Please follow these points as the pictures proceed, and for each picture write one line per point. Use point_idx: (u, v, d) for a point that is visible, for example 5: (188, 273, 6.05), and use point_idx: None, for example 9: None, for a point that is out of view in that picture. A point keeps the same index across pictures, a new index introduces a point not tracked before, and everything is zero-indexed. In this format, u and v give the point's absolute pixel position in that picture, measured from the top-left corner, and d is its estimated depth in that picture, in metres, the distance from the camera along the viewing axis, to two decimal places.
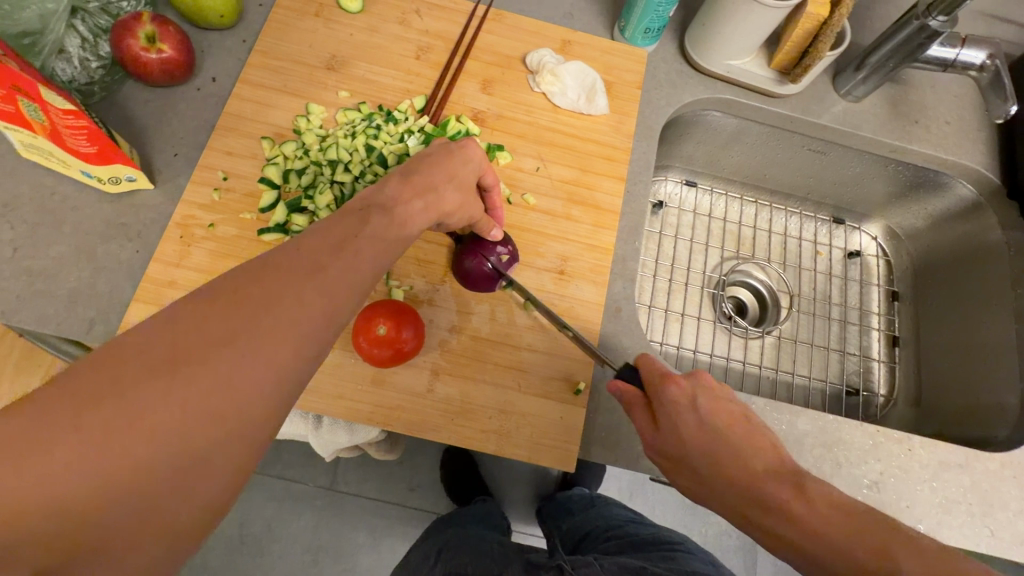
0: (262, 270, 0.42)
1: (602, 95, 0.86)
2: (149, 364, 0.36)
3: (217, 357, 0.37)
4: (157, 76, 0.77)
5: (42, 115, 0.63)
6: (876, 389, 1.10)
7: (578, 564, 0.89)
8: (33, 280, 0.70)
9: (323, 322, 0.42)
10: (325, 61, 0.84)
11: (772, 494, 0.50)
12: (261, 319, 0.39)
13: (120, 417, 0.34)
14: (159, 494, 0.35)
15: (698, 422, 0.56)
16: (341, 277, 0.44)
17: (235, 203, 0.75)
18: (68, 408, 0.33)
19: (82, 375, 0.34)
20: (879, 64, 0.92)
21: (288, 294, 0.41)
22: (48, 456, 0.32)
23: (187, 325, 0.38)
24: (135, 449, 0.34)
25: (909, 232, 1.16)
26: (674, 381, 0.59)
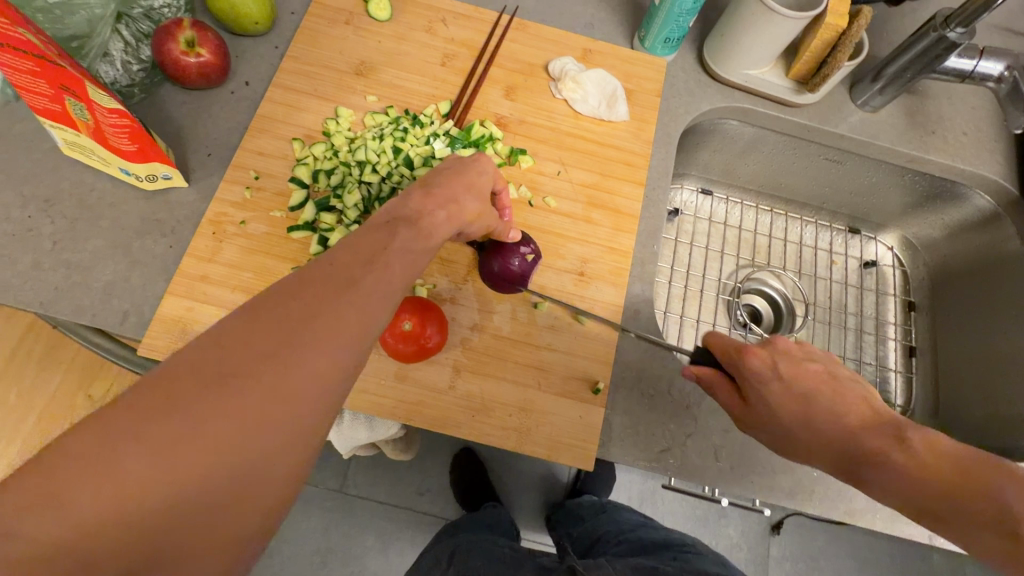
0: (301, 285, 0.44)
1: (623, 102, 0.88)
2: (203, 378, 0.38)
3: (267, 366, 0.40)
4: (194, 79, 0.80)
5: (88, 113, 0.66)
6: (893, 399, 1.09)
7: (590, 564, 0.90)
8: (71, 273, 0.73)
9: (359, 329, 0.44)
10: (354, 67, 0.86)
11: (873, 448, 0.52)
12: (305, 330, 0.42)
13: (180, 427, 0.36)
14: (217, 500, 0.38)
15: (790, 394, 0.57)
16: (374, 287, 0.46)
17: (266, 202, 0.78)
18: (136, 420, 0.36)
19: (147, 389, 0.37)
20: (895, 75, 0.93)
21: (327, 306, 0.43)
22: (119, 468, 0.35)
23: (238, 339, 0.40)
24: (194, 459, 0.36)
25: (925, 242, 1.16)
26: (754, 354, 0.59)
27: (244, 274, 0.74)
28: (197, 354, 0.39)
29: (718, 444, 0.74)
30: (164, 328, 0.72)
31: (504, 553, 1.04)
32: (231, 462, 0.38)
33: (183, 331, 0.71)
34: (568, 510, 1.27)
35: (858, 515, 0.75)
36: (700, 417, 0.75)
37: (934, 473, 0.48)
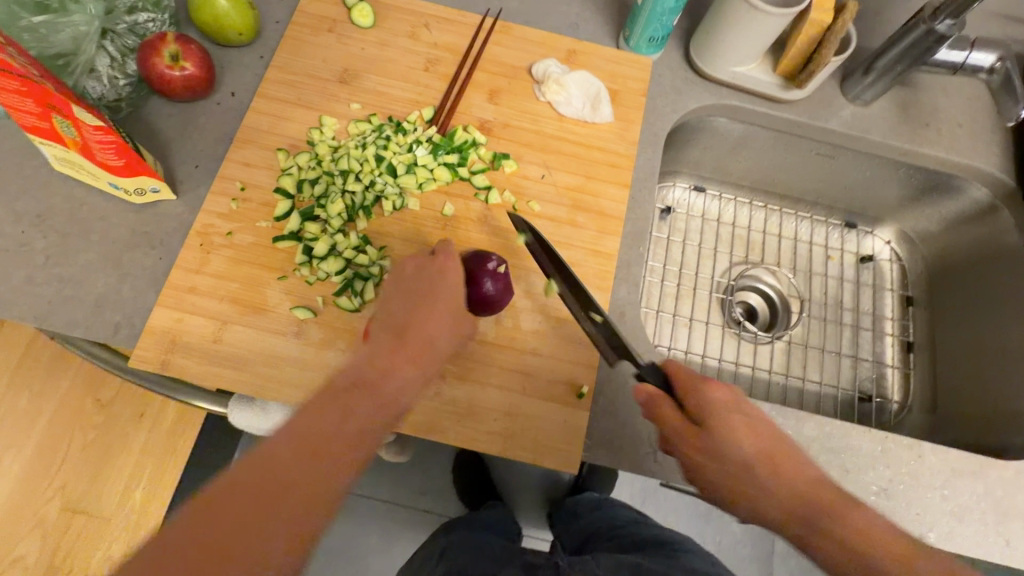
0: (329, 398, 0.58)
1: (607, 104, 0.87)
2: (299, 446, 0.53)
3: (298, 470, 0.52)
4: (179, 92, 0.81)
5: (74, 131, 0.67)
6: (890, 395, 1.08)
7: (575, 561, 0.93)
8: (63, 286, 0.74)
9: (383, 425, 0.61)
10: (338, 74, 0.87)
11: (806, 503, 0.59)
12: (321, 455, 0.54)
13: (277, 491, 0.50)
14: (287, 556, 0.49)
15: (747, 427, 0.64)
16: (394, 390, 0.62)
17: (252, 212, 0.79)
18: (246, 491, 0.49)
19: (250, 467, 0.50)
20: (886, 69, 0.92)
21: (353, 416, 0.57)
22: (235, 535, 0.47)
23: (323, 407, 0.57)
24: (282, 523, 0.49)
25: (922, 236, 1.14)
26: (717, 390, 0.66)
27: (231, 285, 0.75)
28: (293, 426, 0.54)
29: None
30: (154, 340, 0.73)
31: (496, 552, 1.04)
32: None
33: (172, 342, 0.72)
34: (566, 510, 1.26)
35: None
36: None
37: (878, 534, 0.55)
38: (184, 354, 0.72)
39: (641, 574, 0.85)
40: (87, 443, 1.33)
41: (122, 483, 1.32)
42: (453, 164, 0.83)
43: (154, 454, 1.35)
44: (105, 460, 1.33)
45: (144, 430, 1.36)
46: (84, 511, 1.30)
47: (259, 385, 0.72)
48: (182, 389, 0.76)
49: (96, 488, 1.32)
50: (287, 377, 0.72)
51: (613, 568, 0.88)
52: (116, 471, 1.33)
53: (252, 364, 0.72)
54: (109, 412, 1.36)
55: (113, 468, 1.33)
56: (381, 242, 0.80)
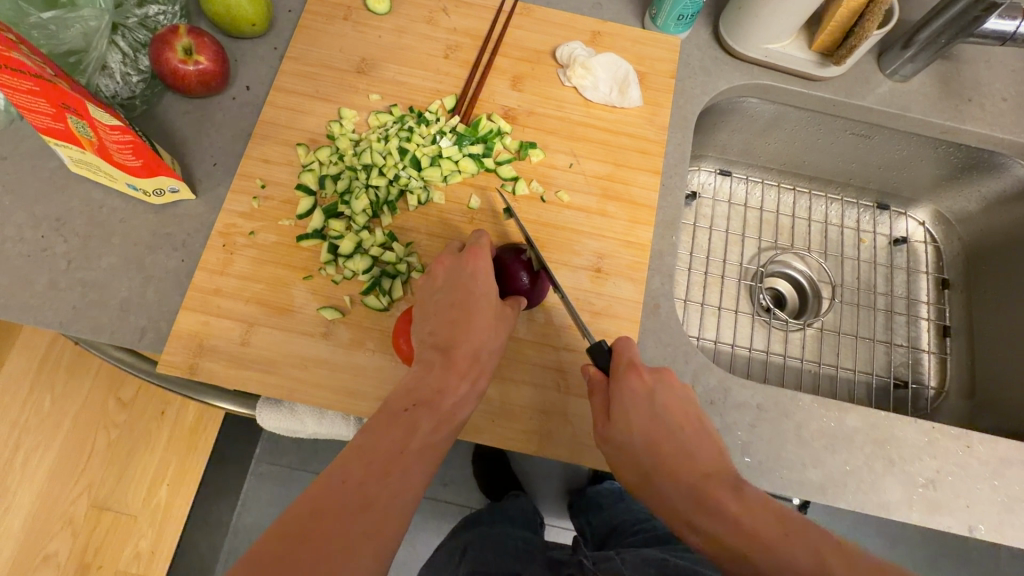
0: (391, 418, 0.59)
1: (636, 87, 0.84)
2: (370, 462, 0.55)
3: (369, 483, 0.53)
4: (194, 88, 0.78)
5: (90, 131, 0.65)
6: (926, 380, 1.05)
7: (599, 561, 0.90)
8: (87, 291, 0.73)
9: (445, 440, 0.61)
10: (355, 64, 0.84)
11: (710, 491, 0.58)
12: (388, 475, 0.54)
13: (353, 501, 0.52)
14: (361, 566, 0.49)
15: (653, 417, 0.63)
16: (451, 404, 0.62)
17: (274, 210, 0.76)
18: (324, 500, 0.51)
19: (328, 481, 0.53)
20: (929, 41, 0.87)
21: (414, 433, 0.58)
22: (314, 541, 0.48)
23: (390, 423, 0.58)
24: (355, 533, 0.50)
25: (959, 217, 1.10)
26: (637, 373, 0.65)
27: (256, 286, 0.73)
28: (363, 443, 0.56)
29: (743, 440, 0.73)
30: (181, 344, 0.71)
31: (515, 549, 1.02)
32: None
33: (199, 346, 0.71)
34: (586, 499, 1.25)
35: (892, 508, 0.72)
36: (723, 413, 0.74)
37: (763, 528, 0.53)
38: (212, 357, 0.71)
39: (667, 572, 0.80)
40: (111, 441, 1.34)
41: (147, 480, 1.33)
42: (478, 154, 0.80)
43: (177, 450, 1.35)
44: (130, 458, 1.34)
45: (166, 428, 1.36)
46: (112, 507, 1.31)
47: (290, 387, 0.70)
48: (211, 392, 0.75)
49: (122, 485, 1.32)
50: (317, 379, 0.71)
51: (637, 566, 0.83)
52: (141, 468, 1.33)
53: (281, 366, 0.71)
54: (132, 410, 1.36)
55: (138, 465, 1.33)
56: (407, 237, 0.77)
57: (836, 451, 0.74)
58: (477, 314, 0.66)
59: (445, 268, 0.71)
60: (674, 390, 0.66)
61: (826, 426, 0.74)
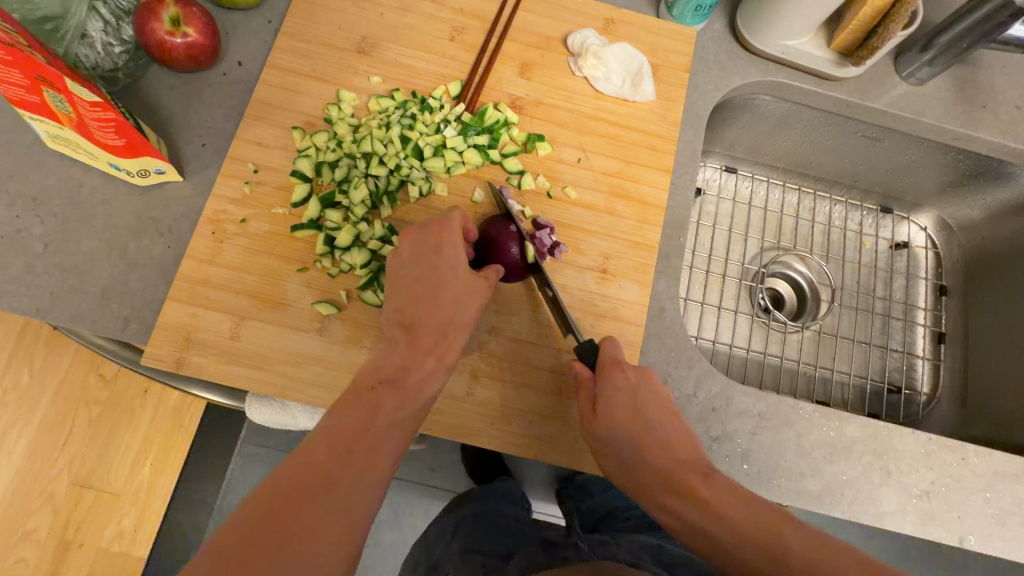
0: (356, 398, 0.57)
1: (650, 80, 0.80)
2: (336, 443, 0.53)
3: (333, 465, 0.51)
4: (182, 62, 0.73)
5: (68, 106, 0.60)
6: (919, 386, 1.06)
7: (595, 544, 0.87)
8: (66, 276, 0.69)
9: (412, 417, 0.59)
10: (356, 43, 0.79)
11: (698, 489, 0.56)
12: (353, 455, 0.53)
13: (318, 483, 0.50)
14: (329, 543, 0.48)
15: (638, 408, 0.62)
16: (418, 381, 0.60)
17: (267, 197, 0.73)
18: (290, 484, 0.49)
19: (292, 463, 0.51)
20: (949, 45, 0.85)
21: (381, 411, 0.57)
22: (283, 521, 0.47)
23: (355, 404, 0.57)
24: (322, 514, 0.48)
25: (962, 224, 1.10)
26: (620, 368, 0.64)
27: (247, 277, 0.70)
28: (327, 425, 0.54)
29: (743, 448, 0.73)
30: (168, 335, 0.68)
31: (511, 528, 1.00)
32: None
33: (187, 339, 0.68)
34: (575, 485, 1.22)
35: (886, 518, 0.73)
36: (724, 421, 0.74)
37: (739, 512, 0.54)
38: (200, 351, 0.68)
39: (662, 557, 0.81)
40: (91, 420, 1.30)
41: (128, 460, 1.30)
42: (484, 146, 0.77)
43: (160, 430, 1.32)
44: (111, 438, 1.30)
45: (149, 408, 1.32)
46: (92, 486, 1.28)
47: (282, 384, 0.68)
48: (200, 383, 0.72)
49: (103, 465, 1.29)
50: (311, 377, 0.68)
51: (633, 550, 0.83)
52: (123, 448, 1.30)
53: (274, 363, 0.68)
54: (113, 388, 1.32)
55: (119, 445, 1.30)
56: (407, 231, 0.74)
57: (834, 461, 0.74)
58: (445, 290, 0.64)
59: (408, 249, 0.68)
60: (658, 388, 0.64)
61: (826, 436, 0.75)
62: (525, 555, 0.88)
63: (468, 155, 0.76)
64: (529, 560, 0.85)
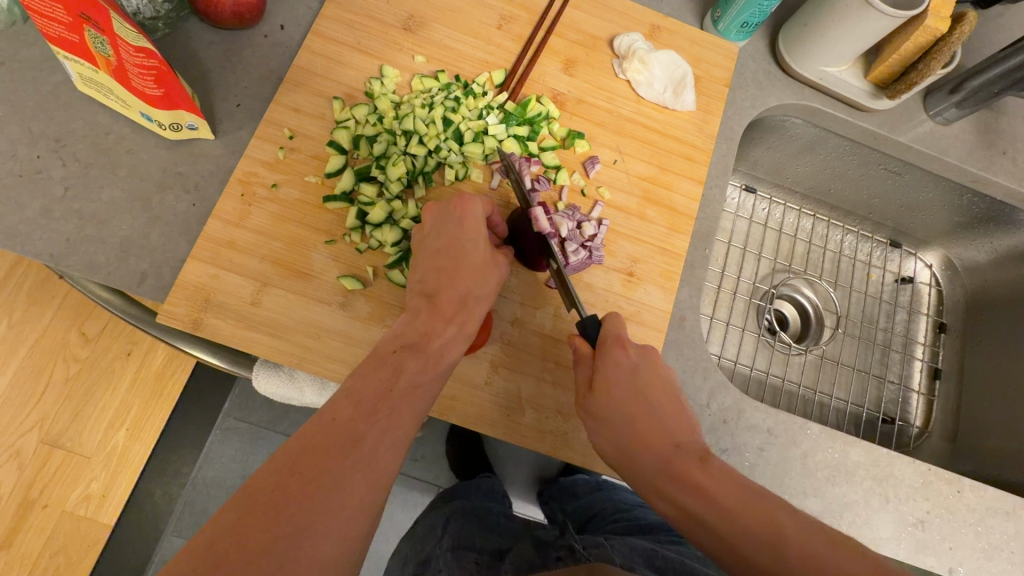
0: (379, 361, 0.56)
1: (691, 90, 0.81)
2: (360, 405, 0.52)
3: (355, 426, 0.50)
4: (226, 18, 0.72)
5: (109, 49, 0.58)
6: (912, 419, 1.08)
7: (589, 545, 0.85)
8: (83, 224, 0.66)
9: (434, 383, 0.58)
10: (403, 20, 0.78)
11: (682, 468, 0.57)
12: (376, 413, 0.52)
13: (341, 439, 0.49)
14: (350, 497, 0.47)
15: (631, 383, 0.62)
16: (441, 346, 0.59)
17: (301, 164, 0.71)
18: (313, 439, 0.49)
19: (317, 422, 0.50)
20: (979, 89, 0.87)
21: (402, 375, 0.55)
22: (305, 473, 0.46)
23: (378, 368, 0.55)
24: (344, 469, 0.48)
25: (968, 266, 1.13)
26: (622, 346, 0.63)
27: (273, 243, 0.68)
28: (351, 386, 0.53)
29: (750, 462, 0.74)
30: (186, 295, 0.66)
31: (501, 526, 0.99)
32: (327, 552, 0.44)
33: (206, 299, 0.66)
34: (559, 488, 1.21)
35: (882, 543, 0.74)
36: (734, 433, 0.74)
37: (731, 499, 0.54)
38: (218, 314, 0.66)
39: (654, 560, 0.79)
40: (73, 376, 1.26)
41: (108, 421, 1.26)
42: (523, 137, 0.77)
43: (142, 394, 1.28)
44: (91, 398, 1.26)
45: (132, 369, 1.28)
46: (66, 445, 1.24)
47: (300, 355, 0.67)
48: (210, 347, 0.71)
49: (79, 423, 1.25)
50: (330, 351, 0.67)
51: (625, 552, 0.81)
52: (102, 409, 1.26)
53: (293, 333, 0.67)
54: (97, 347, 1.28)
55: (98, 406, 1.26)
56: None
57: (836, 483, 0.75)
58: (466, 260, 0.63)
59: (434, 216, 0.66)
60: (656, 367, 0.65)
61: (830, 457, 0.76)
62: (517, 553, 0.87)
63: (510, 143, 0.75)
64: (521, 559, 0.85)
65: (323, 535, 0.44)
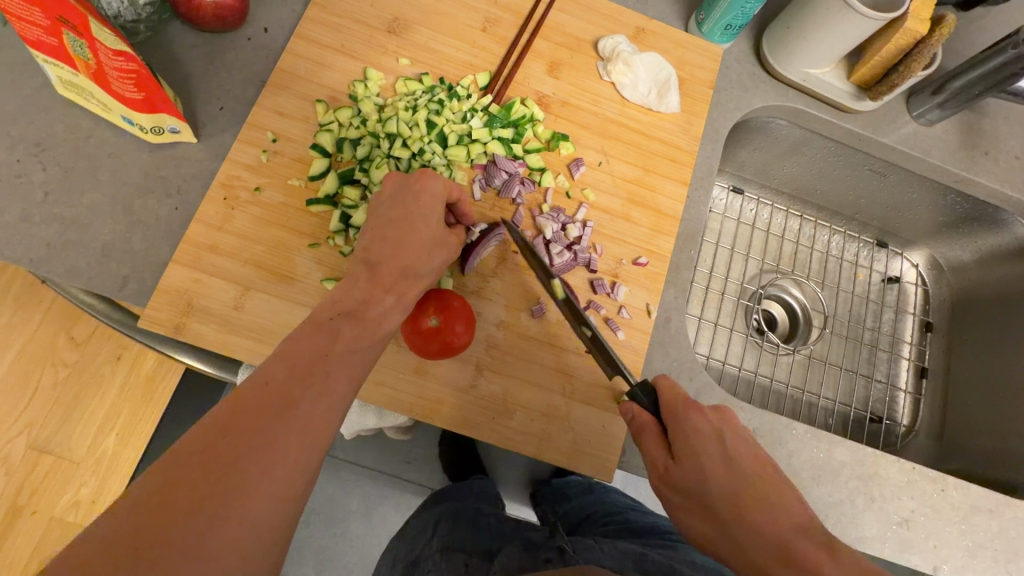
0: (316, 327, 0.52)
1: (675, 92, 0.81)
2: (295, 371, 0.48)
3: (288, 392, 0.46)
4: (208, 21, 0.72)
5: (89, 53, 0.58)
6: (899, 418, 1.08)
7: (579, 548, 0.84)
8: (64, 229, 0.66)
9: (373, 349, 0.54)
10: (386, 23, 0.78)
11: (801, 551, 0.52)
12: (310, 378, 0.48)
13: (273, 406, 0.45)
14: (279, 469, 0.43)
15: (722, 456, 0.58)
16: (378, 314, 0.56)
17: (284, 168, 0.71)
18: (242, 406, 0.44)
19: (248, 387, 0.46)
20: (961, 90, 0.88)
21: (339, 340, 0.51)
22: (231, 441, 0.42)
23: (316, 334, 0.51)
24: (274, 439, 0.44)
25: (952, 265, 1.14)
26: (698, 411, 0.60)
27: (257, 247, 0.68)
28: (286, 351, 0.50)
29: None
30: (169, 300, 0.66)
31: (493, 528, 0.98)
32: (258, 518, 0.41)
33: (189, 304, 0.66)
34: (551, 489, 1.21)
35: (868, 543, 0.75)
36: None
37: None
38: (201, 319, 0.66)
39: (646, 565, 0.79)
40: (60, 382, 1.25)
41: (96, 426, 1.25)
42: (508, 139, 0.77)
43: (130, 399, 1.27)
44: (79, 403, 1.25)
45: (121, 374, 1.27)
46: (54, 452, 1.22)
47: None
48: (196, 351, 0.70)
49: (67, 429, 1.24)
50: None
51: (616, 558, 0.81)
52: (90, 415, 1.25)
53: (277, 337, 0.67)
54: (84, 351, 1.27)
55: (86, 410, 1.25)
56: None
57: (822, 482, 0.76)
58: (414, 235, 0.60)
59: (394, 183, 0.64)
60: (738, 431, 0.60)
61: (815, 457, 0.76)
62: (508, 555, 0.87)
63: (495, 145, 0.76)
64: (512, 561, 0.84)
65: (247, 508, 0.41)
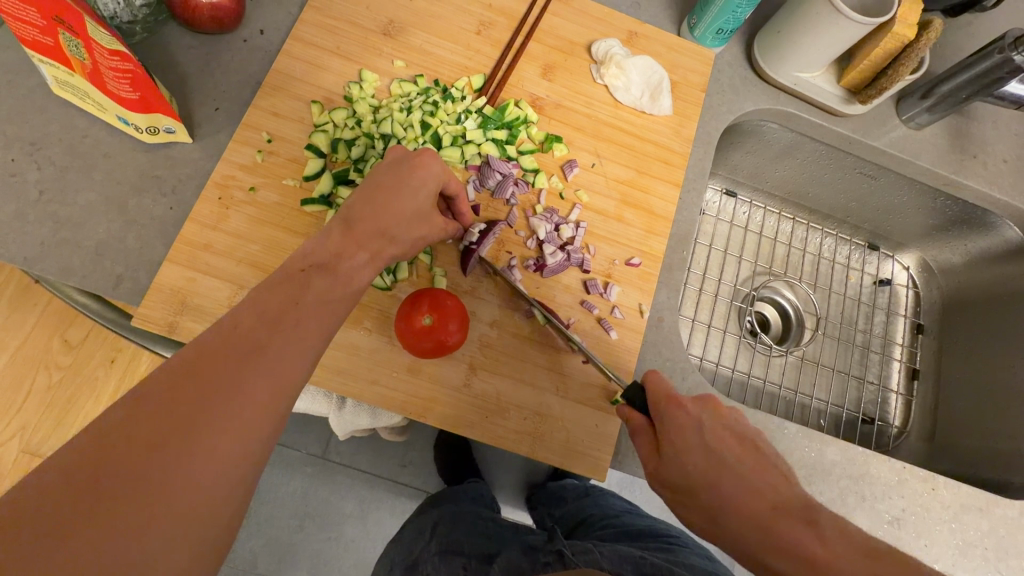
0: (285, 278, 0.49)
1: (667, 95, 0.82)
2: (261, 319, 0.45)
3: (255, 339, 0.43)
4: (204, 22, 0.72)
5: (84, 52, 0.58)
6: (891, 419, 1.09)
7: (577, 551, 0.84)
8: (59, 228, 0.66)
9: (344, 305, 0.52)
10: (382, 26, 0.79)
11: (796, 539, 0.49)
12: (279, 326, 0.45)
13: (237, 352, 0.42)
14: (244, 417, 0.40)
15: (705, 446, 0.56)
16: (351, 270, 0.53)
17: (279, 168, 0.71)
18: (204, 352, 0.41)
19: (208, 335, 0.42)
20: (948, 94, 0.89)
21: (309, 292, 0.49)
22: (190, 387, 0.39)
23: (285, 285, 0.48)
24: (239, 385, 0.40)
25: (943, 267, 1.15)
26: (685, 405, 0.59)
27: (251, 247, 0.68)
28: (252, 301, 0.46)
29: None
30: (162, 298, 0.66)
31: (489, 531, 0.98)
32: (217, 463, 0.38)
33: (183, 303, 0.66)
34: (547, 493, 1.20)
35: None
36: None
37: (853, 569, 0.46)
38: (195, 318, 0.66)
39: (643, 568, 0.79)
40: (53, 384, 1.24)
41: None
42: (502, 140, 0.78)
43: None
44: (72, 406, 1.24)
45: (115, 375, 1.27)
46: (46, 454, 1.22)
47: None
48: None
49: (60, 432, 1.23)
50: None
51: (614, 561, 0.81)
52: (83, 417, 1.24)
53: None
54: (79, 353, 1.26)
55: (80, 413, 1.24)
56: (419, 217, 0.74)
57: (814, 482, 0.76)
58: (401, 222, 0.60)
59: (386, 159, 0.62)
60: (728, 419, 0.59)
61: (807, 456, 0.77)
62: (505, 558, 0.86)
63: (489, 146, 0.76)
64: (510, 564, 0.84)
65: (207, 456, 0.37)
